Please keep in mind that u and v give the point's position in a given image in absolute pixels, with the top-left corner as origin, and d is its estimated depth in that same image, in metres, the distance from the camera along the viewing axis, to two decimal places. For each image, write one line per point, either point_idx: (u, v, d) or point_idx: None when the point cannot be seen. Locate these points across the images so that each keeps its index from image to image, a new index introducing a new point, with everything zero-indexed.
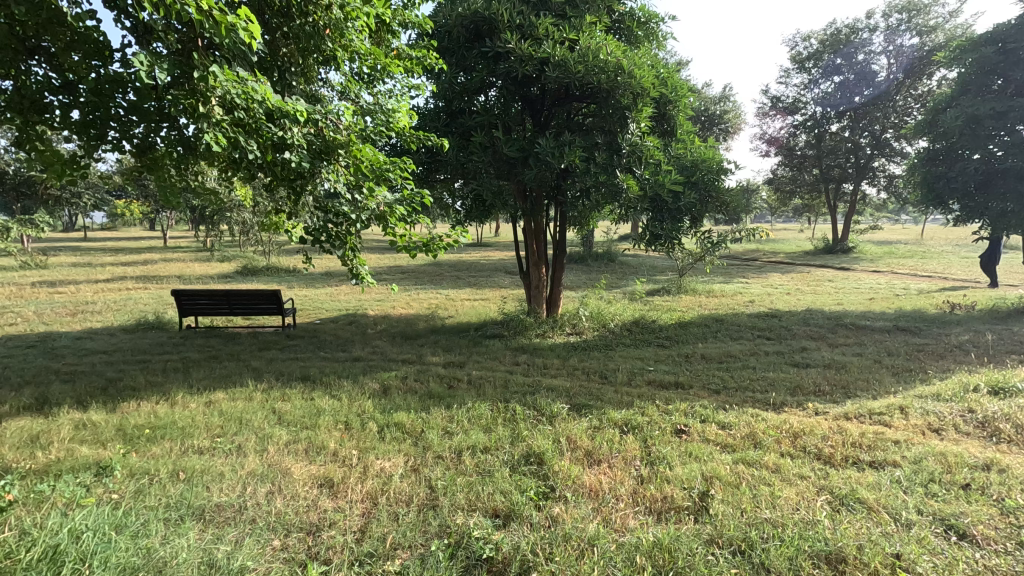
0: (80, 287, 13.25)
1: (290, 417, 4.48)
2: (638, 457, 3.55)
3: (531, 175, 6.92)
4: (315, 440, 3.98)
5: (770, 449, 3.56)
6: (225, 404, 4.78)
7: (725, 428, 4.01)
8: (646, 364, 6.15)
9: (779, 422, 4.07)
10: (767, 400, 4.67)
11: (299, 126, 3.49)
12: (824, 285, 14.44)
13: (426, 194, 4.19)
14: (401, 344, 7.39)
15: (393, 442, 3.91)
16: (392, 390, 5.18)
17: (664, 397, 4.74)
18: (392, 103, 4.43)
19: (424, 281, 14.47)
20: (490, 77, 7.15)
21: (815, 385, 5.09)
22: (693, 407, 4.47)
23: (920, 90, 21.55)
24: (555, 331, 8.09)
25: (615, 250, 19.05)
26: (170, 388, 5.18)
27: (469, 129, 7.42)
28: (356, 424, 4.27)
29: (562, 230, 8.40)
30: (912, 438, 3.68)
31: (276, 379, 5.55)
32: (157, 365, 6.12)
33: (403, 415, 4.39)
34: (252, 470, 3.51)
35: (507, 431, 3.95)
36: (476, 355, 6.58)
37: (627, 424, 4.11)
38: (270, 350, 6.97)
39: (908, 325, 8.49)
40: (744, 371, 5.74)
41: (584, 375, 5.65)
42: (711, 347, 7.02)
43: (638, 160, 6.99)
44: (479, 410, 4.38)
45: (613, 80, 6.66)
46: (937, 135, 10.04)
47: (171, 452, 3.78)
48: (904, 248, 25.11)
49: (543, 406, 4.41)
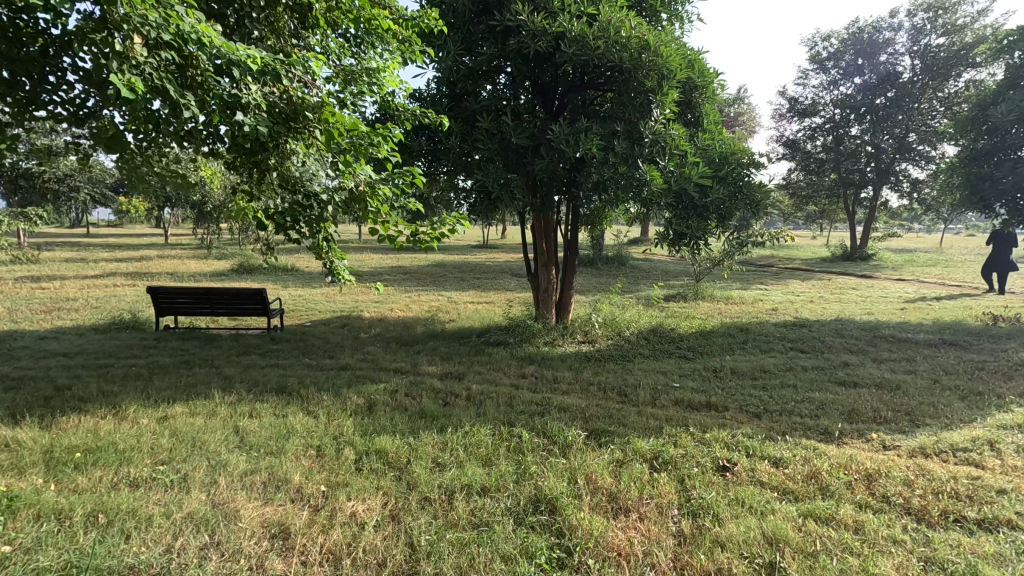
0: (66, 283, 12.62)
1: (255, 438, 3.78)
2: (676, 506, 2.82)
3: (541, 165, 6.23)
4: (278, 471, 3.28)
5: (843, 499, 2.82)
6: (181, 421, 4.08)
7: (779, 466, 3.27)
8: (671, 379, 5.41)
9: (844, 458, 3.33)
10: (822, 428, 3.93)
11: (255, 81, 2.77)
12: (849, 293, 13.64)
13: (417, 172, 3.46)
14: (395, 350, 6.69)
15: (372, 476, 3.20)
16: (379, 406, 4.47)
17: (698, 422, 4.01)
18: (379, 64, 3.71)
19: (425, 283, 13.76)
20: (499, 57, 6.47)
21: (874, 410, 4.34)
22: (735, 436, 3.73)
23: (947, 92, 20.72)
24: (566, 338, 7.37)
25: (626, 254, 18.28)
26: (123, 400, 4.49)
27: (474, 114, 6.73)
28: (331, 450, 3.57)
29: (574, 226, 7.70)
30: (1020, 487, 2.94)
31: (248, 390, 4.85)
32: (119, 370, 5.43)
33: (387, 440, 3.68)
34: (192, 513, 2.81)
35: (511, 466, 3.22)
36: (478, 366, 5.86)
37: (657, 459, 3.37)
38: (249, 355, 6.28)
39: (955, 338, 7.70)
40: (785, 390, 4.99)
41: (600, 392, 4.92)
42: (740, 360, 6.28)
43: (663, 151, 6.27)
44: (477, 435, 3.67)
45: (637, 59, 6.01)
46: (982, 133, 9.25)
47: (99, 484, 3.08)
48: (926, 257, 24.20)
49: (556, 432, 3.68)
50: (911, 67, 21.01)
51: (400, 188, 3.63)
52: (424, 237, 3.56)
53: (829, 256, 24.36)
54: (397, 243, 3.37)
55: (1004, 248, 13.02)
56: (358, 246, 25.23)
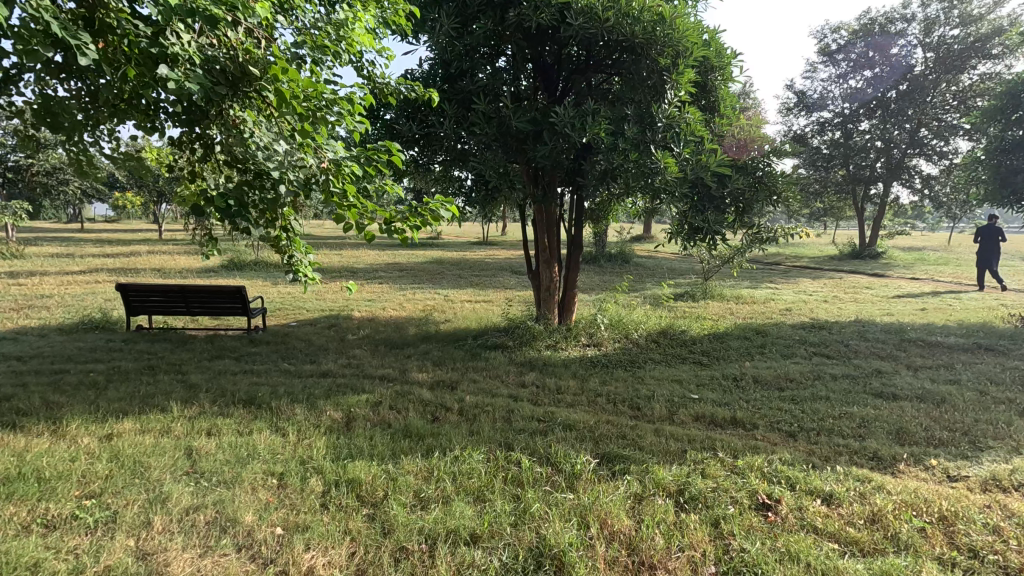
0: (45, 279, 12.06)
1: (208, 463, 3.22)
2: (713, 562, 2.28)
3: (544, 152, 5.67)
4: (228, 507, 2.72)
5: (922, 554, 2.28)
6: (126, 440, 3.52)
7: (831, 505, 2.71)
8: (688, 391, 4.85)
9: (909, 492, 2.78)
10: (871, 453, 3.37)
11: (182, 27, 2.18)
12: (864, 293, 13.07)
13: (393, 146, 2.89)
14: (383, 354, 6.14)
15: (340, 516, 2.65)
16: (359, 422, 3.90)
17: (726, 443, 3.45)
18: (347, 17, 3.11)
19: (421, 280, 13.19)
20: (499, 34, 5.92)
21: (926, 429, 3.79)
22: (772, 462, 3.17)
23: (961, 85, 20.13)
24: (569, 340, 6.81)
25: (630, 252, 17.66)
26: (66, 414, 3.93)
27: (471, 97, 6.15)
28: (295, 479, 3.01)
29: (579, 219, 7.13)
30: None
31: (212, 403, 4.29)
32: (72, 378, 4.87)
33: (363, 465, 3.13)
34: (111, 567, 2.26)
35: (507, 504, 2.67)
36: (473, 373, 5.29)
37: (682, 495, 2.81)
38: (222, 359, 5.72)
39: (991, 343, 7.12)
40: (818, 404, 4.43)
41: (610, 405, 4.37)
42: (761, 367, 5.72)
43: (678, 136, 5.67)
44: (469, 462, 3.11)
45: (651, 32, 5.48)
46: (1013, 123, 8.68)
47: (4, 527, 2.52)
48: (935, 255, 23.62)
49: (561, 459, 3.13)
50: (923, 60, 20.40)
51: (374, 167, 3.04)
52: (399, 227, 2.90)
53: (837, 255, 23.72)
54: (367, 233, 2.80)
55: (992, 244, 12.85)
56: (353, 243, 24.61)
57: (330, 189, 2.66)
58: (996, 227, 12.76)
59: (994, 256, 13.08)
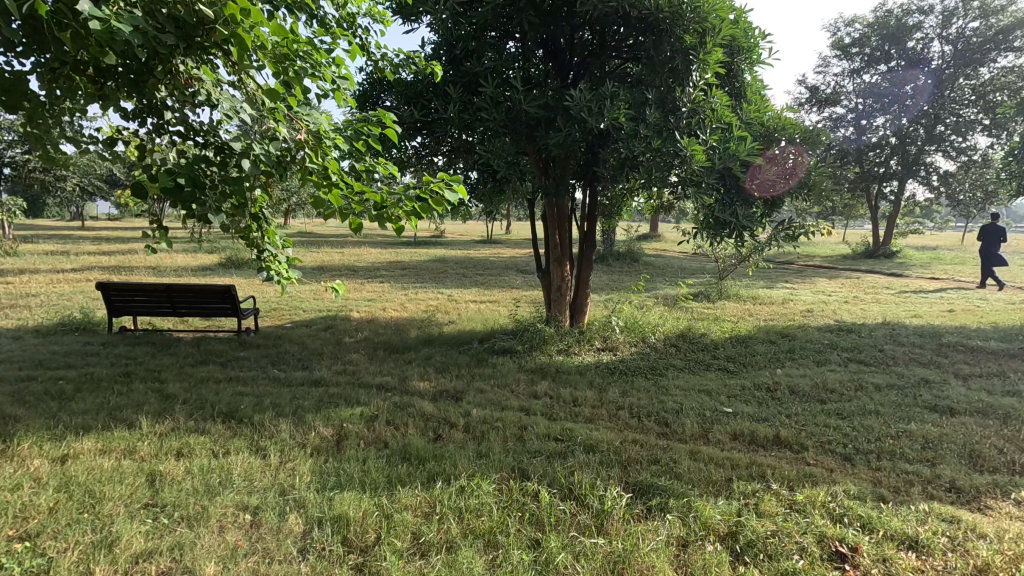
0: (34, 277, 11.63)
1: (170, 493, 2.75)
2: None
3: (557, 139, 5.19)
4: (188, 553, 2.26)
5: None
6: (81, 463, 3.06)
7: (920, 555, 2.23)
8: (719, 403, 4.36)
9: (1012, 539, 2.30)
10: (949, 483, 2.88)
11: None
12: (884, 293, 12.55)
13: (384, 115, 2.44)
14: (382, 360, 5.67)
15: (322, 567, 2.17)
16: (351, 442, 3.43)
17: (776, 470, 2.97)
18: None
19: (424, 279, 12.72)
20: (509, 10, 5.43)
21: (1003, 452, 3.30)
22: (835, 494, 2.69)
23: (980, 79, 19.56)
24: (582, 344, 6.34)
25: (638, 251, 17.14)
26: (19, 430, 3.46)
27: (477, 80, 5.66)
28: (273, 515, 2.54)
29: (593, 215, 6.66)
30: None
31: (187, 416, 3.82)
32: (38, 386, 4.41)
33: (354, 497, 2.66)
34: None
35: (526, 554, 2.20)
36: (480, 381, 4.82)
37: (736, 539, 2.33)
38: (207, 365, 5.25)
39: None
40: (868, 419, 3.95)
41: (634, 421, 3.89)
42: (795, 375, 5.23)
43: (703, 123, 5.26)
44: (479, 495, 2.64)
45: (677, 7, 5.03)
46: None
47: None
48: (951, 254, 23.05)
49: (587, 491, 2.65)
50: (942, 53, 19.79)
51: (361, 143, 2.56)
52: (393, 213, 2.38)
53: (850, 253, 23.12)
54: (353, 221, 2.34)
55: (988, 245, 12.83)
56: (355, 241, 24.12)
57: (307, 165, 2.20)
58: (994, 228, 12.85)
59: (992, 256, 13.03)
